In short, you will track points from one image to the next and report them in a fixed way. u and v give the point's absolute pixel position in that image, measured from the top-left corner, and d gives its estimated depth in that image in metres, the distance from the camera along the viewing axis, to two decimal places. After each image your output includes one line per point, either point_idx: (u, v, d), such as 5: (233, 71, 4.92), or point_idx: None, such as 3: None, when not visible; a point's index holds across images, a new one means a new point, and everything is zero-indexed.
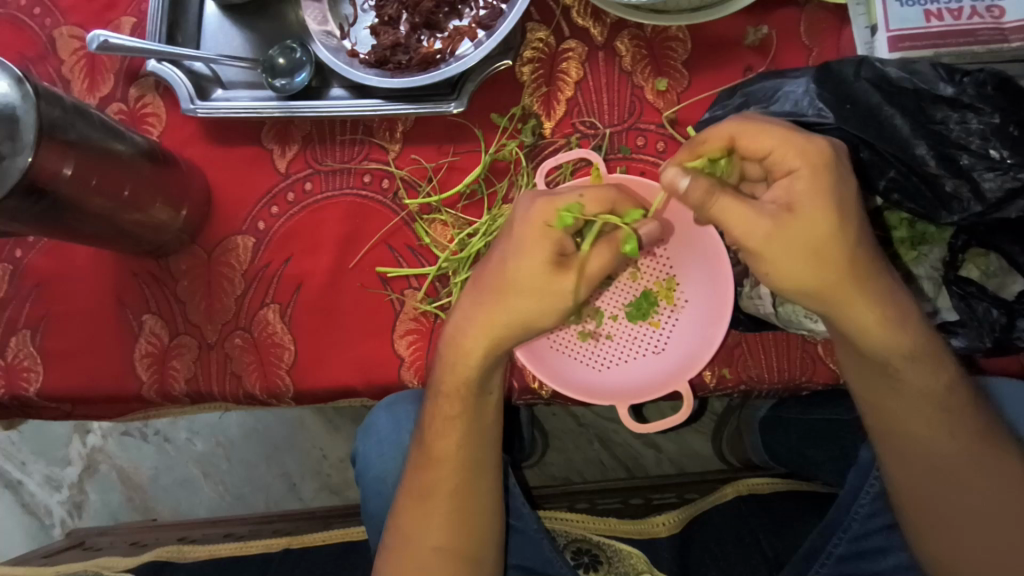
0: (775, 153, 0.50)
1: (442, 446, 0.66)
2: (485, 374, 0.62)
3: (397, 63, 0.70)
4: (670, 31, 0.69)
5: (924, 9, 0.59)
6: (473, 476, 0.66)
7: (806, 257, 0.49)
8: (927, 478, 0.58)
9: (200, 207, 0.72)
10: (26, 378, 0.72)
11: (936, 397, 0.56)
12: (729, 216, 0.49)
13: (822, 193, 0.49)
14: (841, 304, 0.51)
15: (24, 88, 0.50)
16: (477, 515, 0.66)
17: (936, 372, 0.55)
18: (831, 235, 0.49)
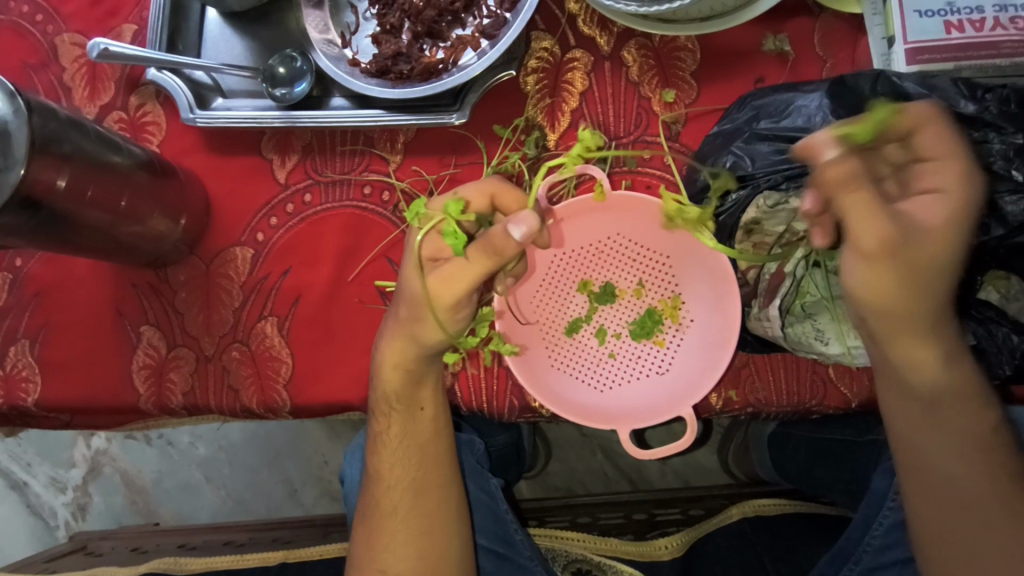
0: (932, 166, 0.47)
1: (392, 466, 0.65)
2: (412, 386, 0.62)
3: (398, 73, 0.68)
4: (679, 41, 0.67)
5: (944, 20, 0.57)
6: (426, 496, 0.65)
7: (909, 279, 0.46)
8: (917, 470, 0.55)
9: (199, 218, 0.71)
10: (24, 389, 0.72)
11: (979, 444, 0.53)
12: (855, 210, 0.44)
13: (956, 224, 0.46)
14: (920, 278, 0.46)
15: (17, 102, 0.50)
16: (443, 538, 0.65)
17: (984, 417, 0.52)
18: (942, 226, 0.46)
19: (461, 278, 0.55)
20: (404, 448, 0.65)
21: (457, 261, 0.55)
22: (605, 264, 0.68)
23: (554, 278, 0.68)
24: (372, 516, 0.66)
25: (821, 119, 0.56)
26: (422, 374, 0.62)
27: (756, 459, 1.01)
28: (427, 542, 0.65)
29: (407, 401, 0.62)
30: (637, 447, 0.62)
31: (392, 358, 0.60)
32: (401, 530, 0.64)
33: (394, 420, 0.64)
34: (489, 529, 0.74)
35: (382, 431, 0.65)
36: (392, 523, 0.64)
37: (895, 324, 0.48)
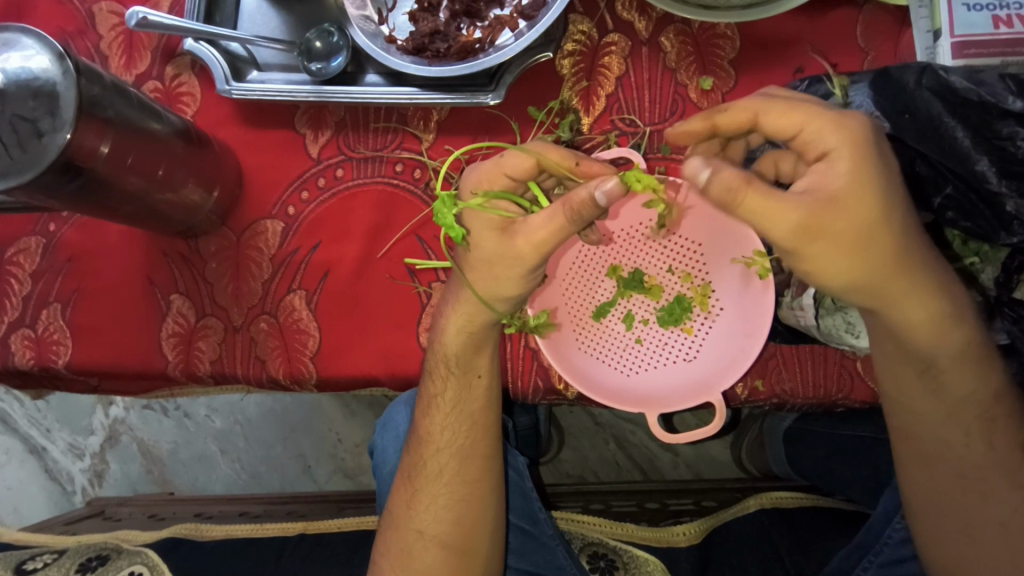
0: (807, 130, 0.48)
1: (441, 428, 0.66)
2: (472, 352, 0.62)
3: (435, 51, 0.68)
4: (718, 28, 0.67)
5: (992, 15, 0.57)
6: (472, 464, 0.66)
7: (851, 253, 0.47)
8: (954, 482, 0.58)
9: (231, 189, 0.72)
10: (55, 351, 0.73)
11: (978, 404, 0.56)
12: (764, 211, 0.45)
13: (865, 188, 0.46)
14: (890, 299, 0.50)
15: (65, 65, 0.51)
16: (475, 510, 0.66)
17: (984, 379, 0.55)
18: (854, 179, 0.46)
19: (549, 235, 0.52)
20: (457, 412, 0.65)
21: (484, 214, 0.56)
22: (635, 251, 0.68)
23: (584, 260, 0.68)
24: (416, 478, 0.67)
25: (865, 111, 0.59)
26: (483, 339, 0.61)
27: (770, 454, 1.00)
28: (463, 511, 0.66)
29: (464, 366, 0.62)
30: (663, 430, 0.63)
31: (462, 321, 0.60)
32: (443, 494, 0.66)
33: (452, 384, 0.64)
34: (519, 506, 0.77)
35: (438, 394, 0.65)
36: (430, 486, 0.66)
37: (906, 263, 0.49)
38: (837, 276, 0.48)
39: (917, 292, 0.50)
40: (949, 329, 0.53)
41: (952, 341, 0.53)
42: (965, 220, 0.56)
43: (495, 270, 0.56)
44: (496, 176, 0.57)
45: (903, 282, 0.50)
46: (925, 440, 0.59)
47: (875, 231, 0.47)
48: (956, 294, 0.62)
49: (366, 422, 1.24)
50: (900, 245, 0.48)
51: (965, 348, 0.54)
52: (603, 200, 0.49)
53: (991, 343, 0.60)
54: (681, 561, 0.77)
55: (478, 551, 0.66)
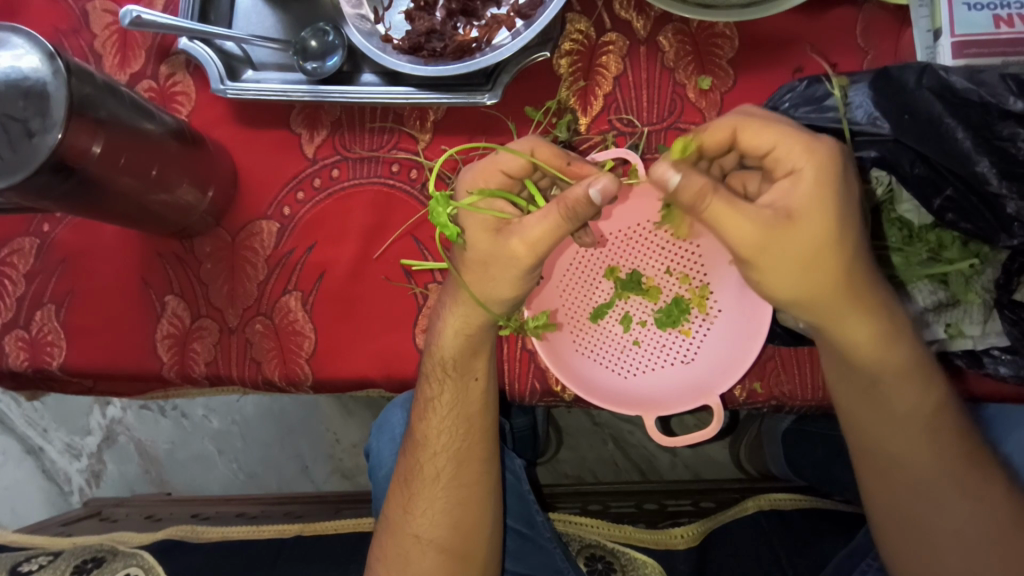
0: (777, 150, 0.49)
1: (437, 432, 0.65)
2: (470, 354, 0.61)
3: (431, 50, 0.67)
4: (717, 27, 0.66)
5: (993, 15, 0.57)
6: (469, 467, 0.66)
7: (791, 269, 0.49)
8: (905, 492, 0.58)
9: (226, 189, 0.71)
10: (49, 353, 0.72)
11: (928, 418, 0.56)
12: (720, 220, 0.47)
13: (819, 207, 0.48)
14: (835, 317, 0.51)
15: (56, 64, 0.50)
16: (472, 513, 0.66)
17: (929, 393, 0.55)
18: (812, 198, 0.48)
19: (542, 234, 0.52)
20: (454, 415, 0.64)
21: (479, 214, 0.56)
22: (633, 253, 0.68)
23: (583, 262, 0.68)
24: (412, 482, 0.66)
25: (864, 113, 0.57)
26: (480, 342, 0.61)
27: (770, 455, 1.00)
28: (460, 514, 0.65)
29: (461, 367, 0.62)
30: (663, 433, 0.63)
31: (458, 325, 0.60)
32: (440, 497, 0.65)
33: (448, 387, 0.63)
34: (517, 511, 0.76)
35: (433, 397, 0.64)
36: (427, 490, 0.65)
37: (842, 283, 0.50)
38: (785, 290, 0.50)
39: (858, 313, 0.51)
40: (893, 346, 0.54)
41: (894, 358, 0.54)
42: (965, 221, 0.56)
43: (489, 270, 0.56)
44: (491, 173, 0.58)
45: (844, 303, 0.51)
46: (879, 453, 0.58)
47: (824, 250, 0.48)
48: (955, 296, 0.60)
49: (363, 422, 1.24)
50: (848, 268, 0.49)
51: (910, 365, 0.54)
52: (598, 198, 0.50)
53: (990, 347, 0.58)
54: (680, 563, 0.77)
55: (475, 554, 0.66)
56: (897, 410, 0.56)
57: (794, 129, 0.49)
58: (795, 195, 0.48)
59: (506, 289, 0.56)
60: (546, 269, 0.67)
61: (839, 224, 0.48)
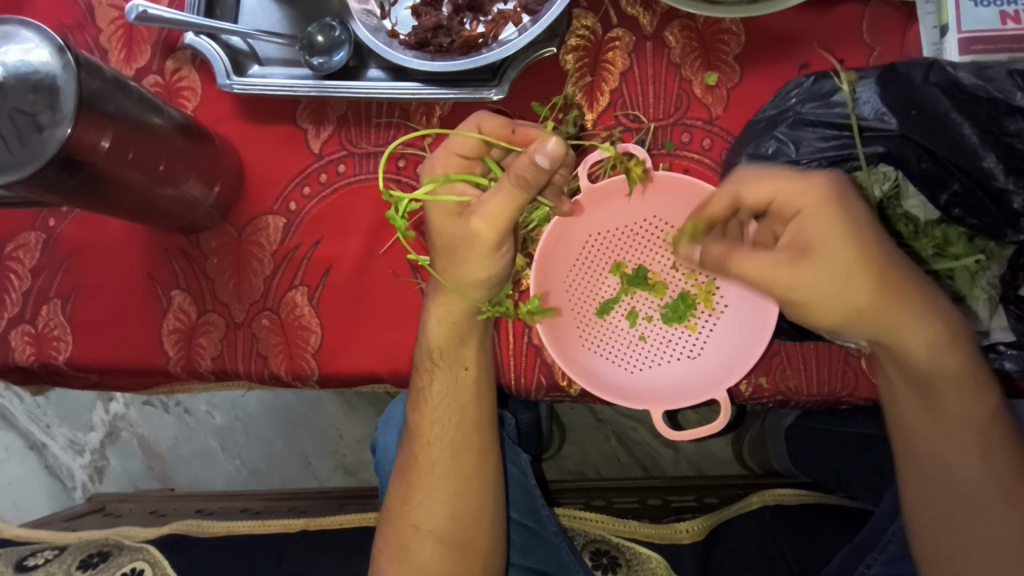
0: (777, 198, 0.53)
1: (434, 422, 0.66)
2: (456, 342, 0.62)
3: (438, 45, 0.67)
4: (723, 24, 0.66)
5: (1000, 11, 0.57)
6: (465, 458, 0.66)
7: (837, 289, 0.51)
8: (944, 500, 0.58)
9: (232, 184, 0.71)
10: (55, 347, 0.73)
11: (971, 423, 0.56)
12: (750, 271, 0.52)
13: (842, 231, 0.51)
14: (889, 325, 0.52)
15: (65, 58, 0.50)
16: (474, 503, 0.66)
17: (981, 397, 0.55)
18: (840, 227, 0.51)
19: (502, 211, 0.55)
20: (449, 406, 0.65)
21: (439, 201, 0.58)
22: (639, 247, 0.68)
23: (588, 257, 0.68)
24: (411, 473, 0.67)
25: (870, 109, 0.57)
26: (467, 330, 0.62)
27: (772, 451, 1.00)
28: (460, 506, 0.66)
29: (451, 357, 0.62)
30: (667, 426, 0.62)
31: (441, 314, 0.62)
32: (438, 488, 0.65)
33: (439, 377, 0.64)
34: (520, 502, 0.76)
35: (426, 388, 0.65)
36: (429, 481, 0.66)
37: (891, 290, 0.51)
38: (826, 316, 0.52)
39: (913, 316, 0.52)
40: (948, 350, 0.54)
41: (949, 365, 0.54)
42: (972, 217, 0.57)
43: (459, 253, 0.58)
44: (452, 159, 0.59)
45: (891, 307, 0.52)
46: (922, 460, 0.59)
47: (860, 265, 0.50)
48: (961, 292, 0.60)
49: (366, 418, 1.24)
50: (891, 277, 0.51)
51: (961, 373, 0.54)
52: (546, 162, 0.50)
53: (995, 342, 0.59)
54: (685, 559, 0.78)
55: (478, 545, 0.66)
56: (948, 416, 0.56)
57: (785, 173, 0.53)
58: (812, 228, 0.51)
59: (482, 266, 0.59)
60: (544, 253, 0.65)
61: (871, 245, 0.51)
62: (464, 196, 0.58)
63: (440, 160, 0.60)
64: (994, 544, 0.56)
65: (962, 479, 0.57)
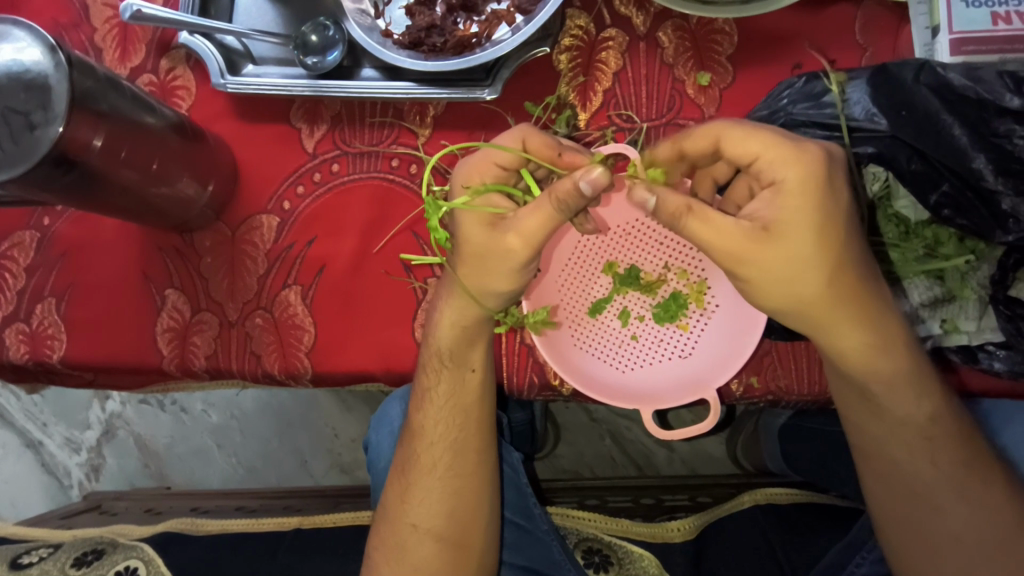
0: (763, 157, 0.49)
1: (436, 422, 0.66)
2: (465, 345, 0.62)
3: (431, 46, 0.68)
4: (716, 24, 0.67)
5: (992, 11, 0.57)
6: (466, 458, 0.66)
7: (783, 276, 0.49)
8: (903, 496, 0.59)
9: (226, 183, 0.71)
10: (49, 346, 0.73)
11: (918, 428, 0.57)
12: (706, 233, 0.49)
13: (805, 207, 0.48)
14: (825, 325, 0.52)
15: (57, 57, 0.50)
16: (471, 502, 0.66)
17: (920, 403, 0.55)
18: (815, 212, 0.48)
19: (537, 226, 0.53)
20: (451, 407, 0.65)
21: (473, 211, 0.56)
22: (632, 247, 0.68)
23: (581, 257, 0.68)
24: (410, 471, 0.67)
25: (861, 109, 0.58)
26: (477, 334, 0.62)
27: (766, 451, 1.01)
28: (458, 504, 0.66)
29: (458, 359, 0.62)
30: (660, 426, 0.63)
31: (452, 318, 0.61)
32: (436, 488, 0.66)
33: (445, 378, 0.64)
34: (514, 502, 0.77)
35: (431, 388, 0.65)
36: (427, 481, 0.66)
37: (836, 289, 0.50)
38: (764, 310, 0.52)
39: (852, 321, 0.51)
40: (885, 357, 0.54)
41: (886, 370, 0.54)
42: (961, 217, 0.56)
43: (485, 264, 0.56)
44: (485, 168, 0.58)
45: (836, 314, 0.51)
46: (874, 455, 0.59)
47: (812, 257, 0.49)
48: (951, 292, 0.60)
49: (362, 417, 1.24)
50: (837, 276, 0.50)
51: (908, 376, 0.54)
52: (589, 190, 0.50)
53: (984, 343, 0.59)
54: (678, 558, 0.78)
55: (473, 544, 0.66)
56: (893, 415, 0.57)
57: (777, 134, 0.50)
58: (782, 204, 0.49)
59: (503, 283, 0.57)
60: (547, 262, 0.67)
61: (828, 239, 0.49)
62: (500, 209, 0.57)
63: (478, 168, 0.59)
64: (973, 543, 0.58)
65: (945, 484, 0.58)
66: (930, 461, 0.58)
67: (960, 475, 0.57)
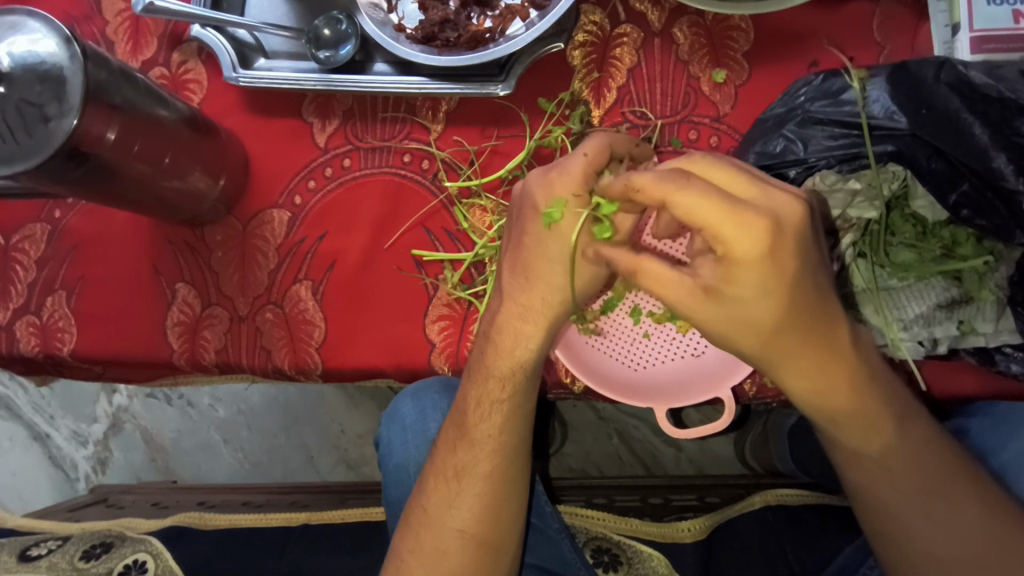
0: (710, 225, 0.44)
1: (490, 428, 0.63)
2: (541, 359, 0.61)
3: (444, 40, 0.67)
4: (733, 21, 0.66)
5: (1013, 10, 0.56)
6: (512, 464, 0.65)
7: (736, 324, 0.48)
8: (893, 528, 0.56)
9: (237, 177, 0.71)
10: (60, 339, 0.73)
11: (896, 450, 0.54)
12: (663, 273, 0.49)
13: (760, 263, 0.45)
14: (782, 369, 0.51)
15: (72, 49, 0.50)
16: (510, 507, 0.65)
17: (882, 433, 0.54)
18: (772, 272, 0.45)
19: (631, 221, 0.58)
20: (504, 412, 0.63)
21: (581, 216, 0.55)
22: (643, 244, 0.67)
23: None
24: (456, 477, 0.64)
25: (880, 107, 0.57)
26: (518, 334, 0.59)
27: (777, 452, 1.01)
28: (498, 510, 0.64)
29: (521, 367, 0.61)
30: (674, 425, 0.62)
31: (523, 317, 0.59)
32: (480, 496, 0.64)
33: (507, 384, 0.62)
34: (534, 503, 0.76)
35: (487, 394, 0.62)
36: (472, 485, 0.64)
37: (795, 327, 0.48)
38: (717, 328, 0.49)
39: (811, 362, 0.50)
40: (854, 388, 0.52)
41: (861, 402, 0.53)
42: (981, 217, 0.56)
43: (543, 249, 0.57)
44: (587, 169, 0.55)
45: (789, 354, 0.50)
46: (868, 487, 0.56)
47: (767, 324, 0.48)
48: (968, 294, 0.59)
49: (369, 413, 1.24)
50: (796, 307, 0.47)
51: (864, 409, 0.53)
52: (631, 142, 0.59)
53: (1001, 344, 0.58)
54: (687, 557, 0.78)
55: (506, 547, 0.65)
56: (848, 445, 0.56)
57: (725, 194, 0.44)
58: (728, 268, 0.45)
59: (552, 272, 0.57)
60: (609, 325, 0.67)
61: (781, 273, 0.46)
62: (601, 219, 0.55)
63: (585, 169, 0.55)
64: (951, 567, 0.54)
65: (901, 506, 0.55)
66: (889, 483, 0.56)
67: (921, 496, 0.55)
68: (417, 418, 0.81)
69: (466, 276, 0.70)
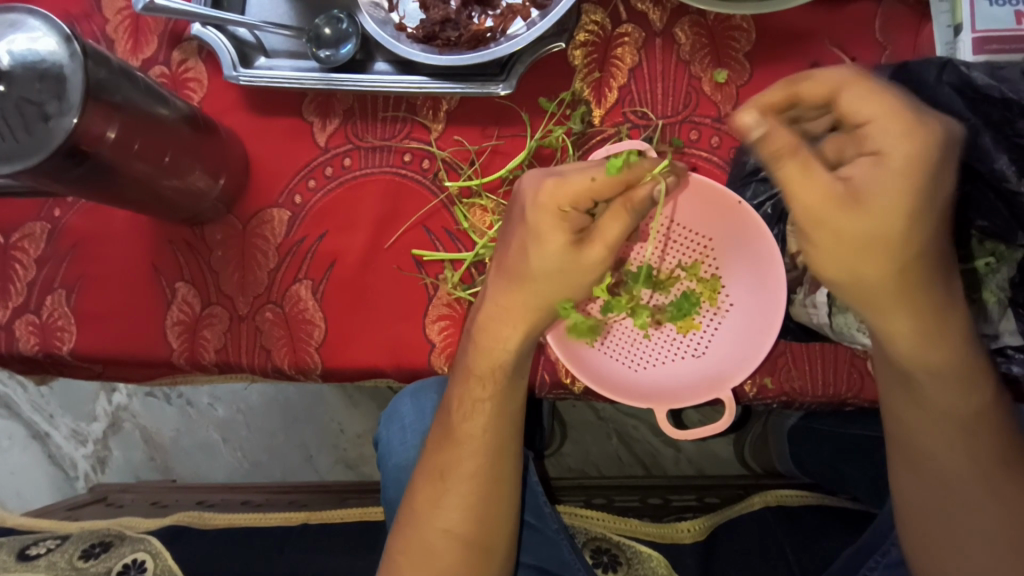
0: (876, 123, 0.43)
1: (472, 425, 0.64)
2: (513, 354, 0.61)
3: (445, 39, 0.67)
4: (734, 20, 0.66)
5: (1014, 10, 0.56)
6: (497, 462, 0.65)
7: (856, 251, 0.45)
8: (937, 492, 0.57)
9: (238, 176, 0.71)
10: (59, 338, 0.73)
11: (961, 419, 0.54)
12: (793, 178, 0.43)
13: (908, 181, 0.43)
14: (881, 311, 0.48)
15: (72, 47, 0.50)
16: (500, 504, 0.65)
17: (963, 397, 0.53)
18: (917, 192, 0.43)
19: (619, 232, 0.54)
20: (487, 410, 0.63)
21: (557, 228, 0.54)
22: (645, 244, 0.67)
23: None
24: (441, 475, 0.65)
25: None
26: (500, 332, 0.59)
27: (775, 452, 1.01)
28: (485, 507, 0.65)
29: (496, 364, 0.61)
30: (674, 426, 0.62)
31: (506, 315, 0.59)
32: (467, 493, 0.64)
33: (485, 382, 0.62)
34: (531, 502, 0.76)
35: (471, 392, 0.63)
36: (458, 484, 0.64)
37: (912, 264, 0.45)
38: (822, 247, 0.45)
39: (910, 308, 0.47)
40: (950, 346, 0.50)
41: (949, 359, 0.51)
42: (982, 218, 0.55)
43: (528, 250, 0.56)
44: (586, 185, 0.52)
45: (905, 297, 0.47)
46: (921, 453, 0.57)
47: (884, 246, 0.44)
48: (969, 295, 0.60)
49: (368, 412, 1.24)
50: (928, 242, 0.45)
51: (957, 368, 0.51)
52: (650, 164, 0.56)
53: (1002, 346, 0.59)
54: (686, 558, 0.78)
55: (497, 544, 0.65)
56: (930, 405, 0.54)
57: (906, 105, 0.43)
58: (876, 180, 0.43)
59: (544, 277, 0.57)
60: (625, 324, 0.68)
61: (927, 199, 0.43)
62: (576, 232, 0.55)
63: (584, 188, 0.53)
64: (988, 541, 0.56)
65: (957, 478, 0.56)
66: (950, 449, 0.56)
67: (977, 464, 0.55)
68: (416, 418, 0.81)
69: (466, 276, 0.70)
